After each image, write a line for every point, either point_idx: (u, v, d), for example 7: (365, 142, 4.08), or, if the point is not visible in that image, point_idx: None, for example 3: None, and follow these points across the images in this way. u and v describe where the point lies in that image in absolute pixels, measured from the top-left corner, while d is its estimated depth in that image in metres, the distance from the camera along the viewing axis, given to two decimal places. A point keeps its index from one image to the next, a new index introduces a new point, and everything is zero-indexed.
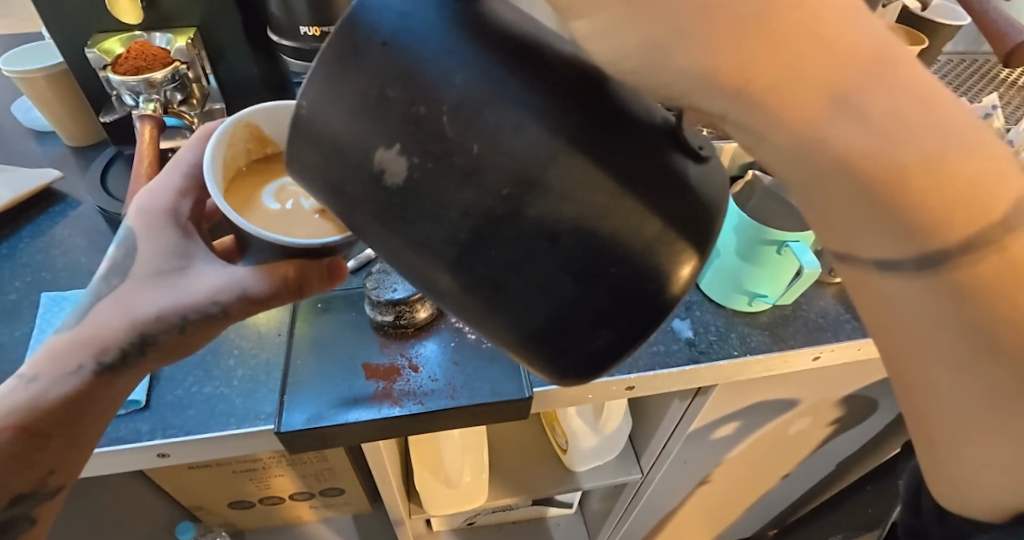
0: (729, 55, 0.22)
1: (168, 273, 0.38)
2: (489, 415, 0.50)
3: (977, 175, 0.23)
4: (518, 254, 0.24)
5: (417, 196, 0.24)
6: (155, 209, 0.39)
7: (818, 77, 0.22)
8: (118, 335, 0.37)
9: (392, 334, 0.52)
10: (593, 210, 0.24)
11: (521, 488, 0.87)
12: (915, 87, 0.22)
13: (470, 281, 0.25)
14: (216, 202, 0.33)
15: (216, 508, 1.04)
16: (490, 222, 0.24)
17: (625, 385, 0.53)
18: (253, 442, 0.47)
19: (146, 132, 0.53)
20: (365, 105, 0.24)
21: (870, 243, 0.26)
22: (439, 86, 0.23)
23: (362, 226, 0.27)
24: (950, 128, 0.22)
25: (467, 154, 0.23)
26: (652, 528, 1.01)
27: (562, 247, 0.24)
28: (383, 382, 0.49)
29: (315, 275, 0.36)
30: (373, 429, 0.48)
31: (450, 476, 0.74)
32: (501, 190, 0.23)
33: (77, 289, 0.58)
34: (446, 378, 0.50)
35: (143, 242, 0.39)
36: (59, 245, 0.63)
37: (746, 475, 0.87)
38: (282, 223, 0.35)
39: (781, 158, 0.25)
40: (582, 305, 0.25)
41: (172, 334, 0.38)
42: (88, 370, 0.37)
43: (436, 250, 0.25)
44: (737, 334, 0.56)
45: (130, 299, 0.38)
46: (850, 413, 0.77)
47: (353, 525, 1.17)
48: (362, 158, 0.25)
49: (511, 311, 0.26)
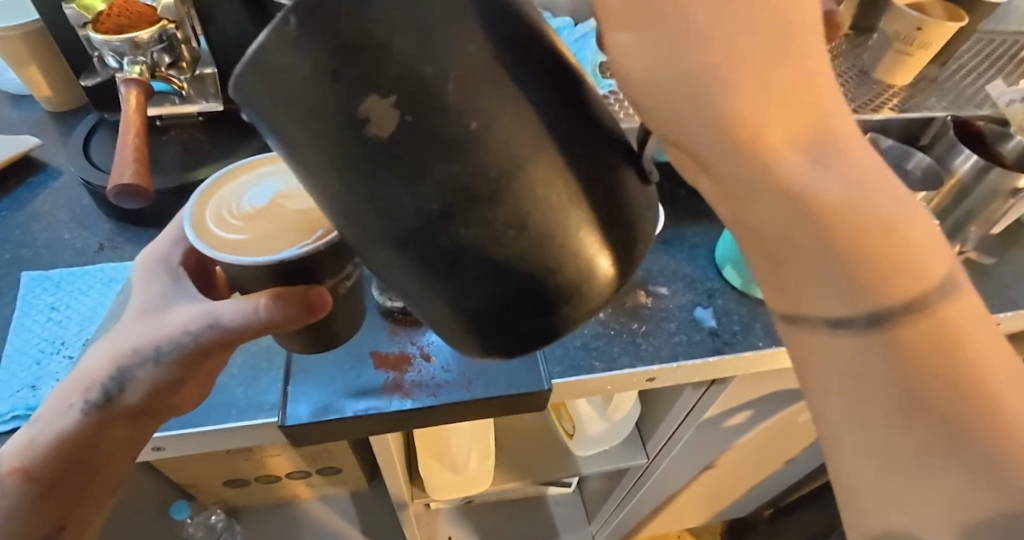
0: (749, 101, 0.22)
1: (155, 310, 0.35)
2: (504, 409, 0.47)
3: (912, 242, 0.24)
4: (485, 232, 0.22)
5: (396, 159, 0.20)
6: (147, 255, 0.37)
7: (800, 132, 0.23)
8: (102, 371, 0.35)
9: (401, 320, 0.49)
10: (548, 211, 0.22)
11: (525, 473, 0.86)
12: (860, 162, 0.24)
13: (421, 257, 0.22)
14: (192, 242, 0.29)
15: (210, 487, 1.02)
16: (466, 201, 0.21)
17: (647, 376, 0.50)
18: (251, 435, 0.45)
19: (132, 98, 0.49)
20: (353, 52, 0.18)
21: (824, 307, 0.25)
22: (450, 44, 0.19)
23: (319, 179, 0.21)
24: (897, 203, 0.24)
25: (462, 129, 0.20)
26: (652, 511, 1.01)
27: (530, 229, 0.22)
28: (393, 372, 0.46)
29: (296, 305, 0.30)
30: (383, 422, 0.45)
31: (455, 463, 0.71)
32: (488, 171, 0.21)
33: (62, 268, 0.54)
34: (459, 368, 0.47)
35: (136, 287, 0.36)
36: (40, 220, 0.59)
37: (751, 460, 0.86)
38: (276, 225, 0.30)
39: (770, 220, 0.24)
40: (529, 294, 0.23)
41: (148, 368, 0.34)
42: (78, 411, 0.35)
43: (397, 220, 0.21)
44: (761, 324, 0.54)
45: (118, 336, 0.35)
46: None
47: (351, 504, 1.16)
48: (328, 144, 0.20)
49: (457, 287, 0.23)
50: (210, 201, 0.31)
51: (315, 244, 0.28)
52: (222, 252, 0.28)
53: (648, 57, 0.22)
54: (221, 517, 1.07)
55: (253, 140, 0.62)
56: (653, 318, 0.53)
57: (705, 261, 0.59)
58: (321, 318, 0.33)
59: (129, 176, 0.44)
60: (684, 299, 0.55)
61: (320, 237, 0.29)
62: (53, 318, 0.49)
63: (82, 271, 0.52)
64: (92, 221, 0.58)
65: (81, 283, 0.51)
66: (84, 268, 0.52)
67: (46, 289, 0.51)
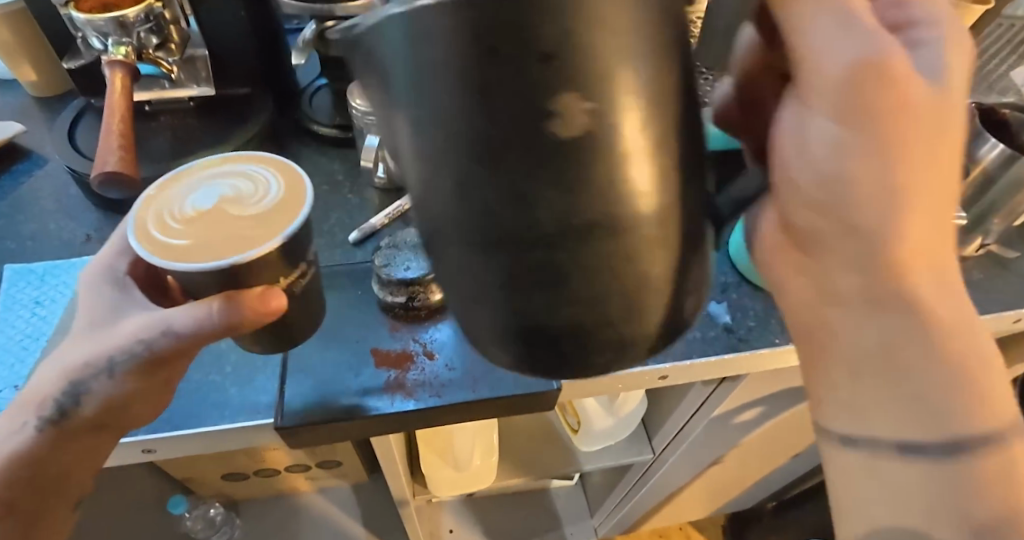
0: (905, 219, 0.25)
1: (102, 322, 0.33)
2: (512, 409, 0.45)
3: (988, 386, 0.28)
4: (590, 259, 0.20)
5: (551, 160, 0.18)
6: (92, 269, 0.35)
7: (926, 257, 0.26)
8: (55, 384, 0.33)
9: (403, 316, 0.47)
10: (639, 260, 0.21)
11: (528, 469, 0.84)
12: (955, 300, 0.27)
13: (510, 264, 0.20)
14: (139, 252, 0.28)
15: (208, 481, 1.01)
16: (589, 224, 0.19)
17: (659, 374, 0.48)
18: (247, 436, 0.43)
19: (118, 81, 0.47)
20: (576, 46, 0.17)
21: (897, 431, 0.28)
22: (651, 87, 0.19)
23: (453, 154, 0.19)
24: (980, 345, 0.28)
25: (631, 159, 0.19)
26: (655, 505, 1.00)
27: (613, 269, 0.20)
28: (395, 371, 0.44)
29: (249, 309, 0.30)
30: (384, 424, 0.43)
31: (458, 461, 0.70)
32: (635, 212, 0.20)
33: (47, 261, 0.51)
34: (464, 366, 0.44)
35: (82, 301, 0.35)
36: (24, 210, 0.56)
37: (757, 456, 0.85)
38: (221, 230, 0.30)
39: (871, 342, 0.27)
40: (587, 329, 0.21)
41: (101, 380, 0.32)
42: (33, 428, 0.33)
43: (508, 219, 0.19)
44: (777, 319, 0.52)
45: (67, 352, 0.33)
46: None
47: (352, 498, 1.14)
48: (475, 134, 0.18)
49: (530, 300, 0.21)
50: (156, 205, 0.31)
51: (262, 249, 0.29)
52: (170, 260, 0.28)
53: (839, 156, 0.24)
54: (220, 510, 1.05)
55: (247, 126, 0.59)
56: None
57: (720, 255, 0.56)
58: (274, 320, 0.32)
59: (114, 164, 0.42)
60: None
61: (269, 242, 0.29)
62: (37, 314, 0.46)
63: (67, 263, 0.50)
64: (79, 211, 0.56)
65: (66, 276, 0.49)
66: (70, 261, 0.50)
67: (30, 283, 0.48)
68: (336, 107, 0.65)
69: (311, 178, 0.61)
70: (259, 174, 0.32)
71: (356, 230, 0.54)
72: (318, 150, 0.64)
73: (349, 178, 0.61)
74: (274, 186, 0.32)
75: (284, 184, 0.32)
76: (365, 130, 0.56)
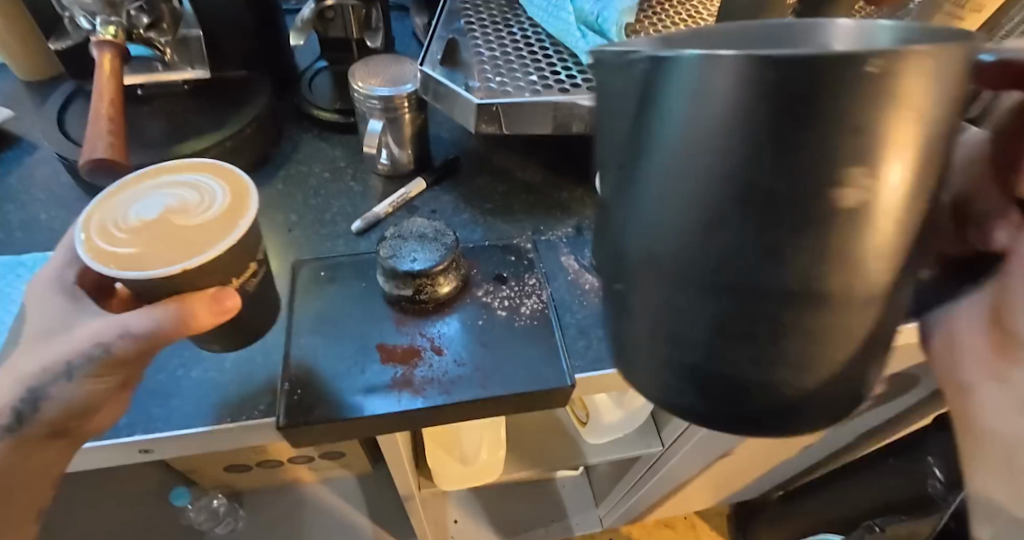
0: None
1: (56, 331, 0.34)
2: (524, 406, 0.43)
3: None
4: (807, 325, 0.19)
5: (818, 226, 0.17)
6: (40, 280, 0.36)
7: None
8: (13, 391, 0.33)
9: (409, 309, 0.45)
10: (842, 340, 0.20)
11: (535, 461, 0.83)
12: None
13: (726, 315, 0.19)
14: (89, 262, 0.31)
15: (211, 472, 0.99)
16: (821, 294, 0.18)
17: None
18: (249, 435, 0.41)
19: (107, 64, 0.45)
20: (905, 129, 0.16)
21: None
22: (930, 164, 0.17)
23: (707, 199, 0.18)
24: None
25: (888, 238, 0.18)
26: (663, 496, 0.99)
27: (823, 336, 0.19)
28: (402, 367, 0.42)
29: (203, 308, 0.33)
30: (392, 422, 0.41)
31: (465, 455, 0.68)
32: (872, 290, 0.19)
33: (37, 252, 0.49)
34: (474, 362, 0.43)
35: (32, 312, 0.35)
36: (13, 199, 0.54)
37: (768, 448, 0.83)
38: (169, 238, 0.33)
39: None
40: (765, 389, 0.21)
41: (62, 384, 0.33)
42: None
43: (741, 273, 0.18)
44: None
45: (21, 361, 0.34)
46: (890, 391, 0.72)
47: (357, 488, 1.13)
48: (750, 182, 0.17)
49: (727, 351, 0.20)
50: (103, 216, 0.34)
51: (210, 255, 0.33)
52: (121, 270, 0.31)
53: None
54: (223, 501, 1.04)
55: (246, 109, 0.56)
56: None
57: None
58: (227, 320, 0.36)
59: (103, 150, 0.40)
60: None
61: (216, 248, 0.33)
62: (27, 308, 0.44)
63: None
64: (70, 200, 0.53)
65: None
66: None
67: (20, 275, 0.46)
68: (337, 91, 0.63)
69: (312, 164, 0.59)
70: (204, 183, 0.36)
71: (359, 219, 0.52)
72: (319, 135, 0.62)
73: (352, 164, 0.59)
74: (220, 194, 0.35)
75: (227, 193, 0.35)
76: (367, 115, 0.53)
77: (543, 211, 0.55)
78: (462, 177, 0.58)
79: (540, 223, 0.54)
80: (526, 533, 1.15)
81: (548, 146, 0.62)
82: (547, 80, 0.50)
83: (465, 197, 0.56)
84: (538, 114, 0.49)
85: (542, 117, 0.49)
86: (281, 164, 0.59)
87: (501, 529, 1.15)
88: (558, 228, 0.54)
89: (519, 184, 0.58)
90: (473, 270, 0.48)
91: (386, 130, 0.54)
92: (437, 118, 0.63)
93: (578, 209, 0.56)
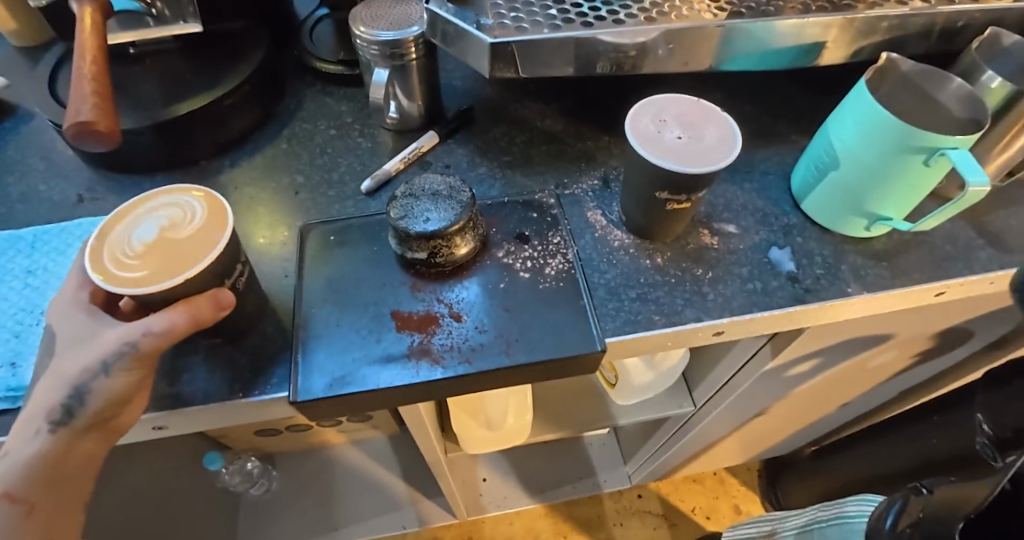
0: None
1: (86, 333, 0.33)
2: (552, 373, 0.40)
3: None
4: None
5: None
6: (61, 296, 0.35)
7: None
8: (58, 389, 0.32)
9: (426, 273, 0.42)
10: None
11: (562, 423, 0.81)
12: None
13: None
14: (111, 287, 0.32)
15: (242, 438, 1.01)
16: None
17: (714, 331, 0.42)
18: (265, 409, 0.39)
19: (87, 18, 0.41)
20: None
21: None
22: None
23: None
24: None
25: None
26: (693, 455, 0.97)
27: None
28: (418, 335, 0.39)
29: (206, 308, 0.33)
30: (411, 394, 0.38)
31: (491, 422, 0.66)
32: None
33: (39, 226, 0.47)
34: (496, 328, 0.39)
35: (58, 321, 0.34)
36: (12, 170, 0.51)
37: (806, 406, 0.80)
38: (165, 255, 0.33)
39: None
40: None
41: (100, 380, 0.32)
42: (47, 433, 0.32)
43: None
44: (848, 266, 0.46)
45: (59, 363, 0.33)
46: (941, 347, 0.67)
47: (384, 450, 1.14)
48: None
49: None
50: (99, 244, 0.34)
51: (206, 263, 0.33)
52: (142, 288, 0.32)
53: None
54: (256, 463, 1.07)
55: (243, 63, 0.52)
56: (721, 262, 0.45)
57: (781, 193, 0.50)
58: (229, 315, 0.35)
59: (88, 114, 0.37)
60: (757, 238, 0.47)
61: (215, 252, 0.33)
62: (29, 284, 0.42)
63: (57, 228, 0.46)
64: (71, 170, 0.51)
65: (58, 242, 0.45)
66: (61, 225, 0.46)
67: (19, 251, 0.44)
68: (340, 41, 0.59)
69: (317, 121, 0.55)
70: (183, 199, 0.35)
71: (367, 179, 0.48)
72: (323, 90, 0.58)
73: (358, 120, 0.55)
74: (201, 207, 0.35)
75: (205, 204, 0.35)
76: (372, 63, 0.49)
77: (565, 162, 0.51)
78: (477, 128, 0.54)
79: (563, 175, 0.50)
80: (554, 491, 1.16)
81: (568, 91, 0.57)
82: (567, 14, 0.45)
83: (481, 150, 0.52)
84: (560, 54, 0.44)
85: (564, 56, 0.44)
86: (285, 122, 0.55)
87: (528, 487, 1.16)
88: (582, 181, 0.50)
89: (539, 134, 0.54)
90: (492, 229, 0.45)
91: (393, 79, 0.49)
92: (448, 65, 0.59)
93: (604, 159, 0.51)
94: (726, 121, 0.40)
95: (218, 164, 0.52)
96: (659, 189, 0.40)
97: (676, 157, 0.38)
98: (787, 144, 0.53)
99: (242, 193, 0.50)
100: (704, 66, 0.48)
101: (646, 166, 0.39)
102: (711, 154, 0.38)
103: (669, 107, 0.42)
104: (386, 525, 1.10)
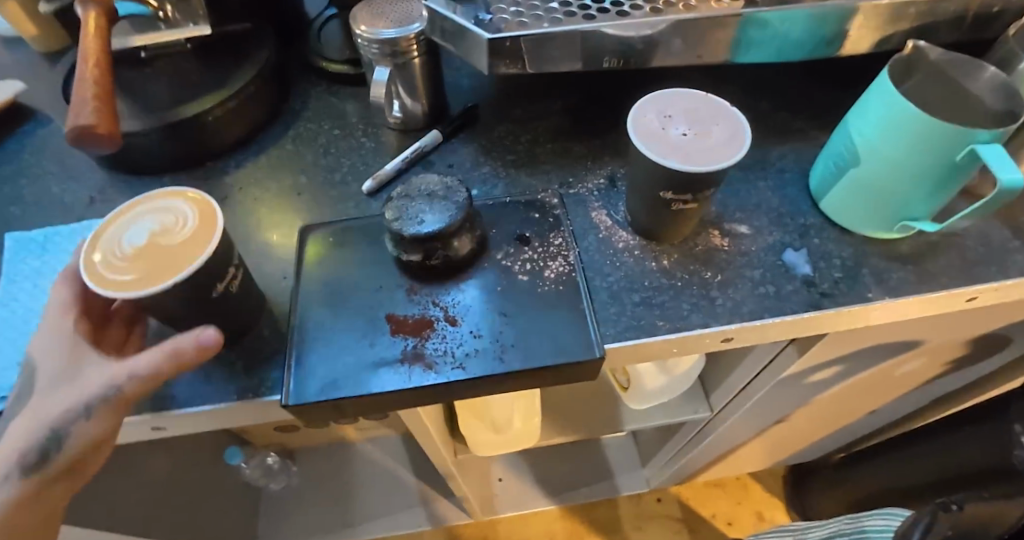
0: None
1: (66, 375, 0.33)
2: (549, 380, 0.39)
3: None
4: None
5: None
6: (41, 331, 0.35)
7: None
8: (34, 432, 0.32)
9: (423, 276, 0.41)
10: None
11: (575, 426, 0.80)
12: None
13: None
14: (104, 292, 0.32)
15: (261, 433, 1.03)
16: None
17: (723, 337, 0.40)
18: (261, 412, 0.39)
19: (91, 23, 0.42)
20: None
21: None
22: None
23: None
24: None
25: None
26: (712, 459, 0.94)
27: None
28: (413, 339, 0.38)
29: (190, 351, 0.32)
30: (404, 400, 0.38)
31: (497, 425, 0.65)
32: None
33: (51, 227, 0.48)
34: (492, 333, 0.38)
35: (37, 360, 0.34)
36: (29, 173, 0.53)
37: (830, 413, 0.76)
38: (157, 259, 0.33)
39: None
40: None
41: (78, 425, 0.32)
42: (16, 479, 0.31)
43: None
44: (869, 269, 0.43)
45: (36, 405, 0.33)
46: (977, 354, 0.63)
47: (400, 448, 1.14)
48: None
49: None
50: (93, 249, 0.34)
51: (196, 265, 0.33)
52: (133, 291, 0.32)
53: None
54: (276, 460, 1.09)
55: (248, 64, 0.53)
56: (731, 265, 0.43)
57: (798, 192, 0.48)
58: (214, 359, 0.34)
59: (88, 117, 0.37)
60: (770, 240, 0.45)
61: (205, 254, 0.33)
62: (39, 285, 0.43)
63: (67, 230, 0.47)
64: (84, 173, 0.52)
65: (67, 244, 0.46)
66: (71, 227, 0.47)
67: (31, 253, 0.45)
68: (347, 39, 0.58)
69: (322, 122, 0.55)
70: (174, 204, 0.35)
71: (368, 179, 0.48)
72: (329, 90, 0.58)
73: (363, 119, 0.55)
74: (192, 211, 0.35)
75: (196, 208, 0.35)
76: (373, 62, 0.48)
77: (570, 161, 0.50)
78: (481, 127, 0.53)
79: (568, 174, 0.49)
80: (571, 493, 1.14)
81: (576, 88, 0.55)
82: (568, 7, 0.44)
83: (484, 149, 0.51)
84: (561, 50, 0.42)
85: (566, 52, 0.43)
86: (291, 123, 0.55)
87: (545, 488, 1.14)
88: (588, 180, 0.48)
89: (545, 132, 0.52)
90: (492, 231, 0.44)
91: (394, 78, 0.48)
92: (454, 62, 0.58)
93: (611, 157, 0.50)
94: (735, 118, 0.38)
95: (224, 165, 0.53)
96: (663, 188, 0.38)
97: (679, 156, 0.37)
98: (805, 139, 0.51)
99: (246, 194, 0.50)
100: (714, 59, 0.46)
101: (647, 164, 0.38)
102: (718, 152, 0.36)
103: (676, 102, 0.40)
104: (402, 523, 1.11)
